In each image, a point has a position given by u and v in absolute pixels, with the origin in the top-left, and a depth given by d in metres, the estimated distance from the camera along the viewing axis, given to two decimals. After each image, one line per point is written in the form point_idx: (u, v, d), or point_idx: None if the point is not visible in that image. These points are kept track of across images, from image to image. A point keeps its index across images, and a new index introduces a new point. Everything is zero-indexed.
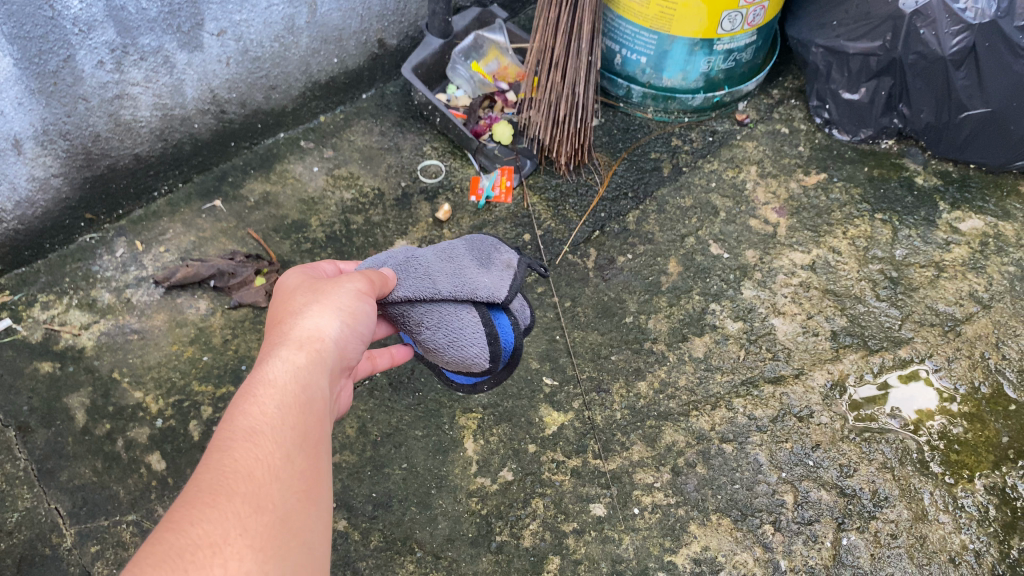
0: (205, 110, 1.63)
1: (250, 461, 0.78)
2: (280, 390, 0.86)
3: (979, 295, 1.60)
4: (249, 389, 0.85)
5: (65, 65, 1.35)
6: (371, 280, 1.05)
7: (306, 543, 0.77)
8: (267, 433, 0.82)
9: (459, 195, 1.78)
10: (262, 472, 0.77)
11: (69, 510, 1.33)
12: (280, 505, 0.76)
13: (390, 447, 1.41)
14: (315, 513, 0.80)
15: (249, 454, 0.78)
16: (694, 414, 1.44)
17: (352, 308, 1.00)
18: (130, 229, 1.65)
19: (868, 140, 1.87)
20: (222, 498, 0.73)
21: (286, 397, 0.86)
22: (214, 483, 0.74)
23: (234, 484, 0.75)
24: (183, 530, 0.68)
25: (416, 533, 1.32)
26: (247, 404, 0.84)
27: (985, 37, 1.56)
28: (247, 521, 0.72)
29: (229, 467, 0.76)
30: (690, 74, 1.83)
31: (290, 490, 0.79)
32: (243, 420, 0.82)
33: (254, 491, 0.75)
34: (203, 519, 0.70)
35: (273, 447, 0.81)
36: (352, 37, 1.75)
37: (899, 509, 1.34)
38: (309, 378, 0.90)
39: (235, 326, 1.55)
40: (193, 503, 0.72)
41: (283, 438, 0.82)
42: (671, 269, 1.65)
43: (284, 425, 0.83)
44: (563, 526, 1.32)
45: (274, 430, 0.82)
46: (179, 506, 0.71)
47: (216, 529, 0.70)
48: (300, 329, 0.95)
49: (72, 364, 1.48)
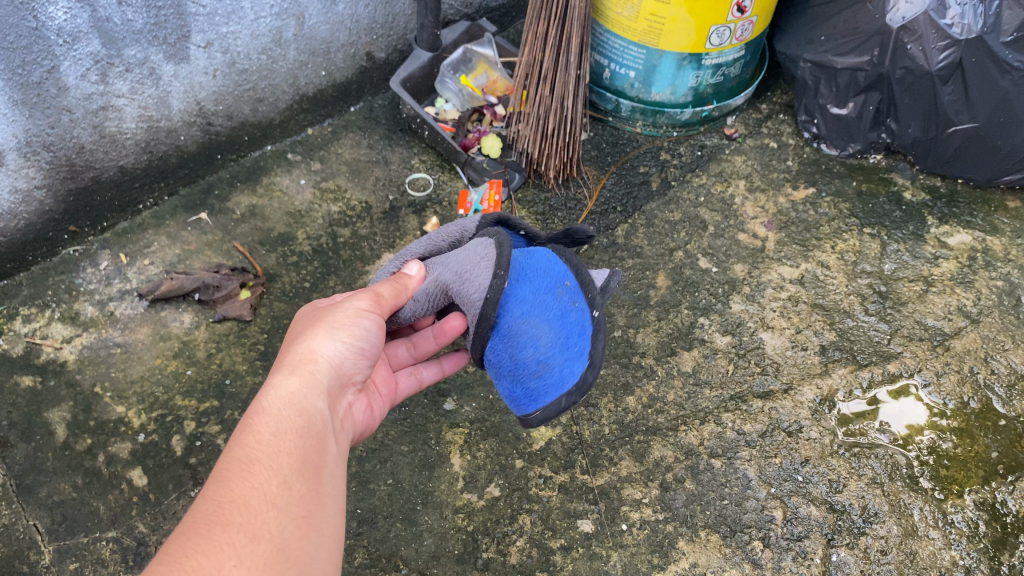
0: (192, 122, 1.62)
1: (246, 489, 0.83)
2: (277, 416, 0.92)
3: (967, 310, 1.60)
4: (247, 419, 0.91)
5: (49, 75, 1.34)
6: (377, 296, 1.06)
7: (303, 567, 0.82)
8: (264, 459, 0.87)
9: (447, 209, 1.77)
10: (257, 501, 0.83)
11: (48, 526, 1.30)
12: (277, 532, 0.82)
13: (376, 462, 1.39)
14: (313, 536, 0.86)
15: (246, 483, 0.84)
16: (682, 429, 1.43)
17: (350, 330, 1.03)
18: (114, 242, 1.64)
19: (856, 155, 1.87)
20: (218, 530, 0.78)
21: (283, 423, 0.92)
22: (211, 514, 0.80)
23: (230, 514, 0.80)
24: (180, 563, 0.74)
25: (401, 550, 1.30)
26: (246, 433, 0.90)
27: (972, 52, 1.57)
28: (242, 552, 0.78)
29: (227, 498, 0.82)
30: (678, 88, 1.83)
31: (286, 516, 0.84)
32: (241, 450, 0.88)
33: (249, 520, 0.81)
34: (199, 550, 0.75)
35: (269, 472, 0.86)
36: (340, 50, 1.75)
37: (889, 525, 1.33)
38: (306, 401, 0.96)
39: (220, 340, 1.53)
40: (191, 535, 0.77)
41: (278, 463, 0.88)
42: (659, 283, 1.64)
43: (281, 450, 0.89)
44: (550, 542, 1.31)
45: (271, 455, 0.88)
46: (177, 539, 0.77)
47: (211, 560, 0.75)
48: (298, 351, 1.02)
49: (53, 378, 1.46)
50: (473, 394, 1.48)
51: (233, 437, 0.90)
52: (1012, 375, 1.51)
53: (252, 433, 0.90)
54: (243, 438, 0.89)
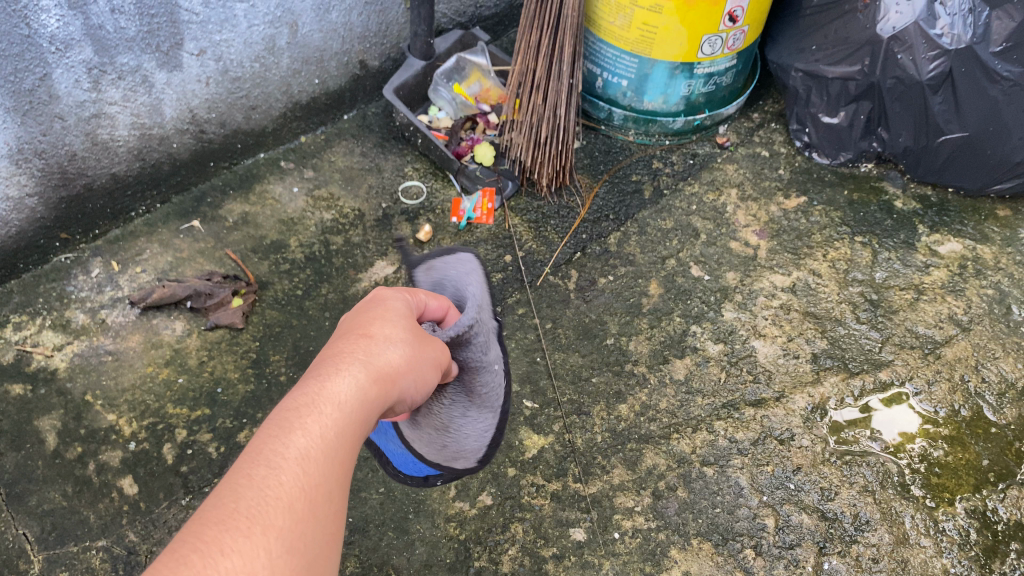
0: (184, 130, 1.62)
1: (296, 490, 0.62)
2: (344, 410, 0.68)
3: (958, 318, 1.61)
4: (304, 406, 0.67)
5: (41, 83, 1.34)
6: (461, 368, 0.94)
7: None
8: (324, 460, 0.65)
9: (439, 217, 1.77)
10: (307, 507, 0.63)
11: (38, 535, 1.30)
12: (312, 554, 0.63)
13: (367, 470, 1.39)
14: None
15: (298, 481, 0.63)
16: (675, 437, 1.43)
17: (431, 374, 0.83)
18: (106, 249, 1.64)
19: (848, 163, 1.88)
20: (259, 532, 0.59)
21: (349, 424, 0.68)
22: (253, 508, 0.60)
23: (274, 518, 0.60)
24: (212, 562, 0.56)
25: (393, 558, 1.30)
26: (306, 413, 0.67)
27: (962, 62, 1.58)
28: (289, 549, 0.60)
29: (279, 483, 0.62)
30: (671, 98, 1.84)
31: (320, 543, 0.64)
32: (306, 421, 0.66)
33: (294, 530, 0.61)
34: (235, 552, 0.57)
35: (328, 477, 0.66)
36: (333, 58, 1.75)
37: (880, 533, 1.33)
38: (370, 413, 0.71)
39: (212, 348, 1.53)
40: (227, 527, 0.58)
41: (344, 468, 0.68)
42: (651, 291, 1.65)
43: (340, 457, 0.67)
44: (543, 551, 1.31)
45: (328, 458, 0.66)
46: (211, 524, 0.58)
47: (246, 571, 0.56)
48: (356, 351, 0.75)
49: (44, 386, 1.46)
50: None
51: (282, 413, 0.66)
52: (1003, 384, 1.52)
53: (313, 414, 0.67)
54: (296, 425, 0.65)
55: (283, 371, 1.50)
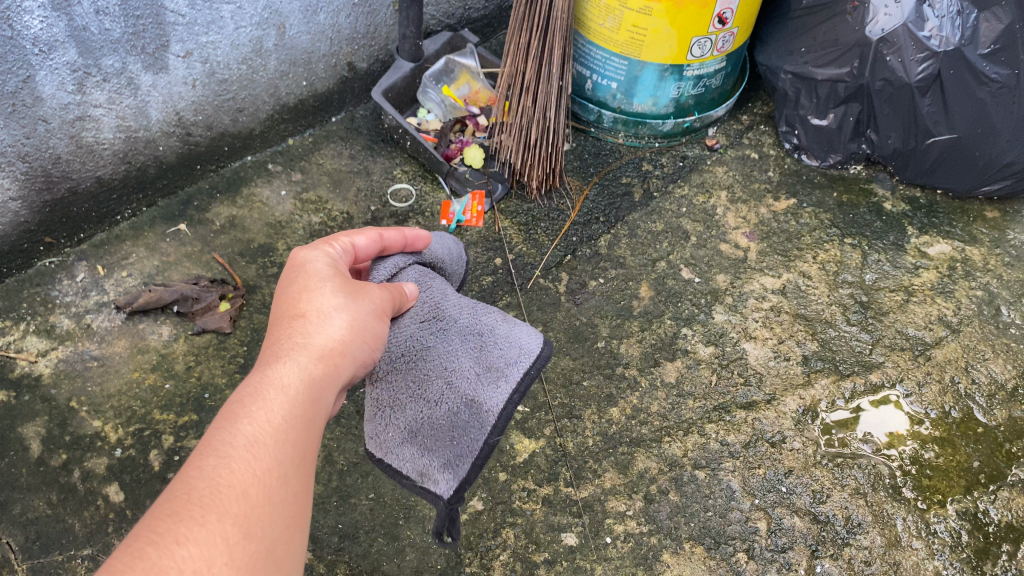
0: (171, 132, 1.60)
1: (245, 477, 0.76)
2: (282, 399, 0.83)
3: (947, 319, 1.61)
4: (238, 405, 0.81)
5: (24, 85, 1.32)
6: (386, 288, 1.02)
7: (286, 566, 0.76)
8: (270, 446, 0.79)
9: (429, 219, 1.76)
10: (258, 492, 0.76)
11: (22, 544, 1.28)
12: (274, 530, 0.76)
13: (357, 476, 1.37)
14: (300, 541, 0.79)
15: (245, 468, 0.76)
16: (666, 440, 1.43)
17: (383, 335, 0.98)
18: (91, 254, 1.62)
19: (836, 165, 1.88)
20: (213, 519, 0.71)
21: (289, 409, 0.83)
22: (204, 497, 0.73)
23: (226, 502, 0.73)
24: (167, 553, 0.67)
25: (383, 565, 1.29)
26: (248, 408, 0.81)
27: (950, 64, 1.58)
28: (234, 546, 0.71)
29: (227, 471, 0.75)
30: (660, 100, 1.83)
31: (280, 514, 0.77)
32: (247, 415, 0.80)
33: (244, 517, 0.73)
34: (190, 539, 0.69)
35: (276, 459, 0.79)
36: (321, 60, 1.74)
37: (872, 535, 1.33)
38: (315, 391, 0.87)
39: (199, 353, 1.51)
40: (181, 517, 0.71)
41: (289, 450, 0.81)
42: (642, 294, 1.64)
43: (284, 441, 0.81)
44: (534, 556, 1.30)
45: (275, 443, 0.80)
46: (166, 516, 0.70)
47: (201, 553, 0.69)
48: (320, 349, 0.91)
49: (27, 393, 1.44)
50: None
51: (228, 409, 0.80)
52: (993, 385, 1.52)
53: (253, 410, 0.81)
54: (240, 418, 0.80)
55: None
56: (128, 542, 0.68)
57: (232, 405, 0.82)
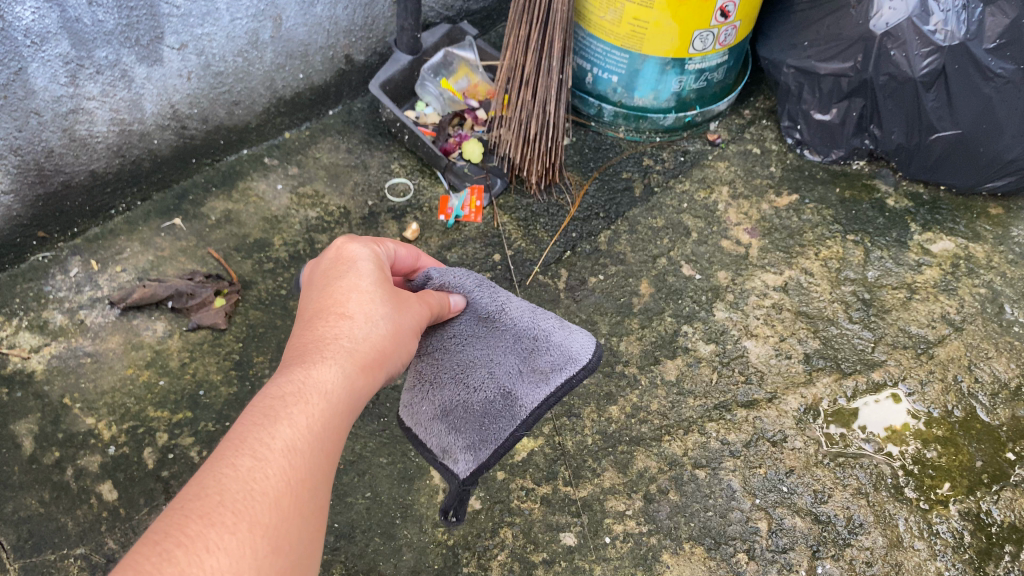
0: (165, 126, 1.58)
1: (280, 483, 0.73)
2: (323, 403, 0.80)
3: (950, 317, 1.60)
4: (280, 405, 0.78)
5: (16, 77, 1.30)
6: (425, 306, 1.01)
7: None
8: (304, 454, 0.76)
9: (427, 215, 1.74)
10: (290, 502, 0.73)
11: (13, 543, 1.26)
12: (301, 543, 0.73)
13: (354, 475, 1.36)
14: (320, 553, 0.76)
15: (279, 475, 0.73)
16: (666, 439, 1.41)
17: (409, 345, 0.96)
18: (85, 248, 1.60)
19: (839, 161, 1.87)
20: (243, 527, 0.68)
21: (328, 415, 0.80)
22: (237, 501, 0.69)
23: (259, 510, 0.70)
24: (197, 560, 0.64)
25: (380, 564, 1.27)
26: (288, 408, 0.78)
27: (955, 59, 1.56)
28: (263, 559, 0.68)
29: (264, 475, 0.72)
30: (661, 94, 1.81)
31: (308, 527, 0.74)
32: (287, 416, 0.77)
33: (276, 528, 0.70)
34: (220, 546, 0.66)
35: (309, 468, 0.76)
36: (318, 52, 1.72)
37: (874, 536, 1.31)
38: (354, 399, 0.84)
39: (194, 349, 1.49)
40: (211, 521, 0.67)
41: (321, 460, 0.78)
42: (642, 291, 1.62)
43: (317, 450, 0.78)
44: (533, 556, 1.28)
45: (310, 451, 0.77)
46: (195, 517, 0.67)
47: (230, 564, 0.65)
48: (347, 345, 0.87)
49: (20, 389, 1.42)
50: None
51: (268, 407, 0.77)
52: (996, 384, 1.51)
53: (293, 411, 0.78)
54: (281, 419, 0.77)
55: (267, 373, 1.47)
56: (155, 541, 0.64)
57: (272, 402, 0.78)
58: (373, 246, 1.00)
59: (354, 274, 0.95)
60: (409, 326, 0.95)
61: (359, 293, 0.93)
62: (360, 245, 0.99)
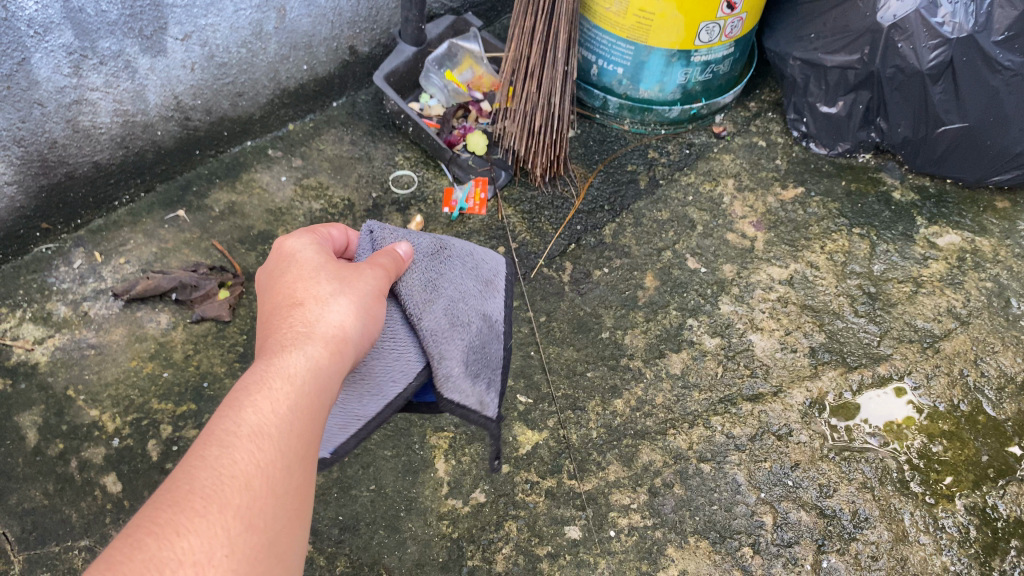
0: (169, 117, 1.57)
1: (249, 466, 0.73)
2: (288, 386, 0.80)
3: (957, 311, 1.59)
4: (244, 392, 0.78)
5: (19, 68, 1.29)
6: (386, 271, 1.00)
7: (290, 564, 0.73)
8: (274, 437, 0.76)
9: (431, 207, 1.73)
10: (262, 483, 0.72)
11: (18, 535, 1.26)
12: (276, 524, 0.72)
13: (358, 467, 1.35)
14: (302, 535, 0.76)
15: (248, 458, 0.73)
16: (671, 432, 1.41)
17: (373, 310, 0.94)
18: (88, 240, 1.59)
19: (846, 154, 1.85)
20: (214, 510, 0.68)
21: (295, 396, 0.80)
22: (207, 487, 0.69)
23: (229, 493, 0.70)
24: (167, 544, 0.64)
25: (384, 557, 1.27)
26: (252, 395, 0.78)
27: (963, 51, 1.55)
28: (235, 540, 0.68)
29: (230, 460, 0.72)
30: (667, 86, 1.80)
31: (284, 507, 0.74)
32: (249, 401, 0.77)
33: (247, 508, 0.70)
34: (190, 531, 0.66)
35: (280, 449, 0.76)
36: (322, 43, 1.71)
37: (879, 530, 1.31)
38: (323, 378, 0.84)
39: (197, 341, 1.49)
40: (181, 507, 0.67)
41: (293, 440, 0.78)
42: (647, 284, 1.62)
43: (288, 430, 0.78)
44: (537, 550, 1.28)
45: (279, 432, 0.77)
46: (165, 505, 0.67)
47: (201, 546, 0.65)
48: (296, 328, 0.87)
49: (24, 380, 1.42)
50: None
51: (231, 397, 0.77)
52: (1002, 378, 1.50)
53: (257, 396, 0.78)
54: (245, 405, 0.77)
55: None
56: (127, 531, 0.65)
57: (234, 391, 0.79)
58: (311, 235, 1.00)
59: (296, 265, 0.95)
60: (367, 291, 0.94)
61: (305, 281, 0.93)
62: (296, 238, 0.98)
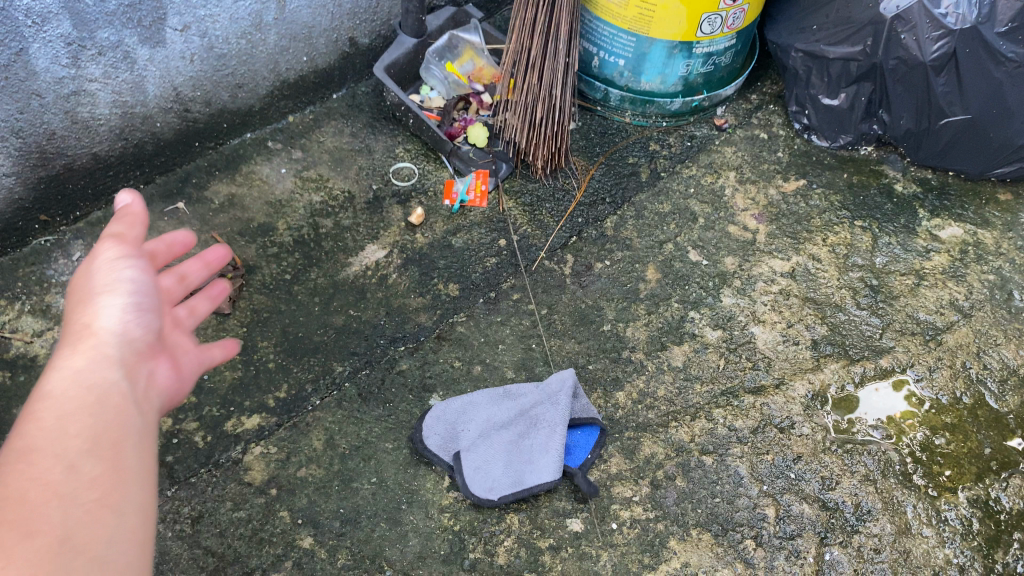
0: (168, 108, 1.56)
1: (22, 481, 0.74)
2: (49, 401, 0.82)
3: (959, 304, 1.58)
4: (22, 418, 0.81)
5: (17, 58, 1.29)
6: (124, 233, 1.02)
7: (98, 554, 0.73)
8: (45, 445, 0.78)
9: (432, 199, 1.72)
10: (36, 492, 0.74)
11: None
12: (64, 520, 0.73)
13: (359, 460, 1.35)
14: (111, 519, 0.77)
15: (19, 476, 0.74)
16: (673, 425, 1.40)
17: (110, 284, 0.96)
18: (87, 232, 1.58)
19: (847, 146, 1.85)
20: None
21: (59, 407, 0.82)
22: None
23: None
24: None
25: (386, 550, 1.26)
26: (26, 422, 0.80)
27: (966, 42, 1.55)
28: (17, 549, 0.69)
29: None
30: (669, 78, 1.80)
31: (76, 503, 0.75)
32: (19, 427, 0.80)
33: (20, 515, 0.71)
34: None
35: (50, 456, 0.78)
36: (322, 35, 1.70)
37: (882, 523, 1.30)
38: (89, 384, 0.86)
39: (197, 334, 1.48)
40: None
41: (70, 445, 0.79)
42: (649, 276, 1.61)
43: (59, 436, 0.80)
44: (539, 542, 1.27)
45: (47, 442, 0.79)
46: None
47: None
48: (72, 326, 0.92)
49: (23, 373, 1.41)
50: (459, 389, 1.44)
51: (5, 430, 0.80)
52: (1004, 370, 1.50)
53: (27, 420, 0.80)
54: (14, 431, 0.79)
55: (272, 358, 1.46)
56: None
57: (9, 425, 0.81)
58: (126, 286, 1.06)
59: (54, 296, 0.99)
60: (110, 278, 0.97)
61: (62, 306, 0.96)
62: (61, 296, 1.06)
